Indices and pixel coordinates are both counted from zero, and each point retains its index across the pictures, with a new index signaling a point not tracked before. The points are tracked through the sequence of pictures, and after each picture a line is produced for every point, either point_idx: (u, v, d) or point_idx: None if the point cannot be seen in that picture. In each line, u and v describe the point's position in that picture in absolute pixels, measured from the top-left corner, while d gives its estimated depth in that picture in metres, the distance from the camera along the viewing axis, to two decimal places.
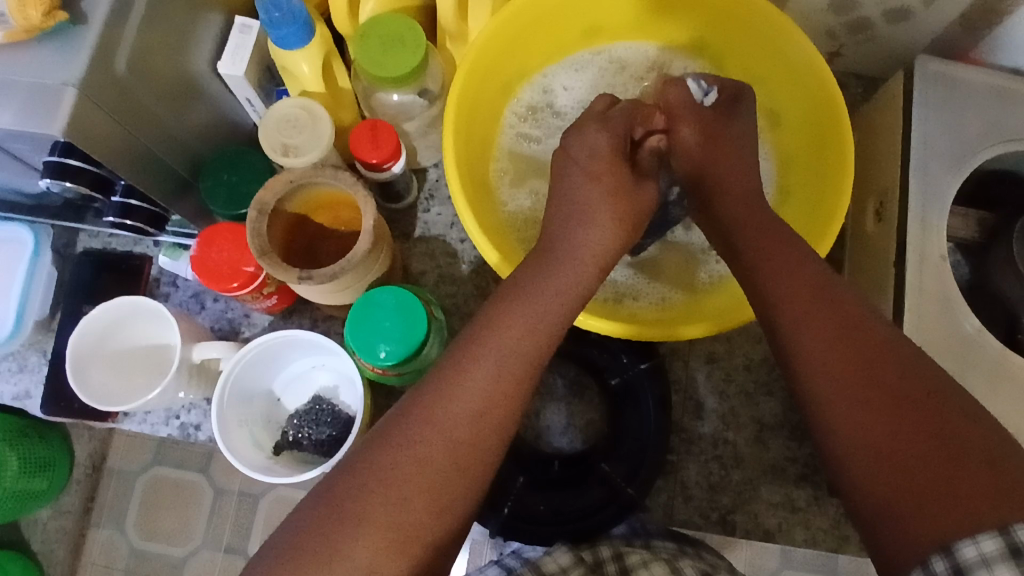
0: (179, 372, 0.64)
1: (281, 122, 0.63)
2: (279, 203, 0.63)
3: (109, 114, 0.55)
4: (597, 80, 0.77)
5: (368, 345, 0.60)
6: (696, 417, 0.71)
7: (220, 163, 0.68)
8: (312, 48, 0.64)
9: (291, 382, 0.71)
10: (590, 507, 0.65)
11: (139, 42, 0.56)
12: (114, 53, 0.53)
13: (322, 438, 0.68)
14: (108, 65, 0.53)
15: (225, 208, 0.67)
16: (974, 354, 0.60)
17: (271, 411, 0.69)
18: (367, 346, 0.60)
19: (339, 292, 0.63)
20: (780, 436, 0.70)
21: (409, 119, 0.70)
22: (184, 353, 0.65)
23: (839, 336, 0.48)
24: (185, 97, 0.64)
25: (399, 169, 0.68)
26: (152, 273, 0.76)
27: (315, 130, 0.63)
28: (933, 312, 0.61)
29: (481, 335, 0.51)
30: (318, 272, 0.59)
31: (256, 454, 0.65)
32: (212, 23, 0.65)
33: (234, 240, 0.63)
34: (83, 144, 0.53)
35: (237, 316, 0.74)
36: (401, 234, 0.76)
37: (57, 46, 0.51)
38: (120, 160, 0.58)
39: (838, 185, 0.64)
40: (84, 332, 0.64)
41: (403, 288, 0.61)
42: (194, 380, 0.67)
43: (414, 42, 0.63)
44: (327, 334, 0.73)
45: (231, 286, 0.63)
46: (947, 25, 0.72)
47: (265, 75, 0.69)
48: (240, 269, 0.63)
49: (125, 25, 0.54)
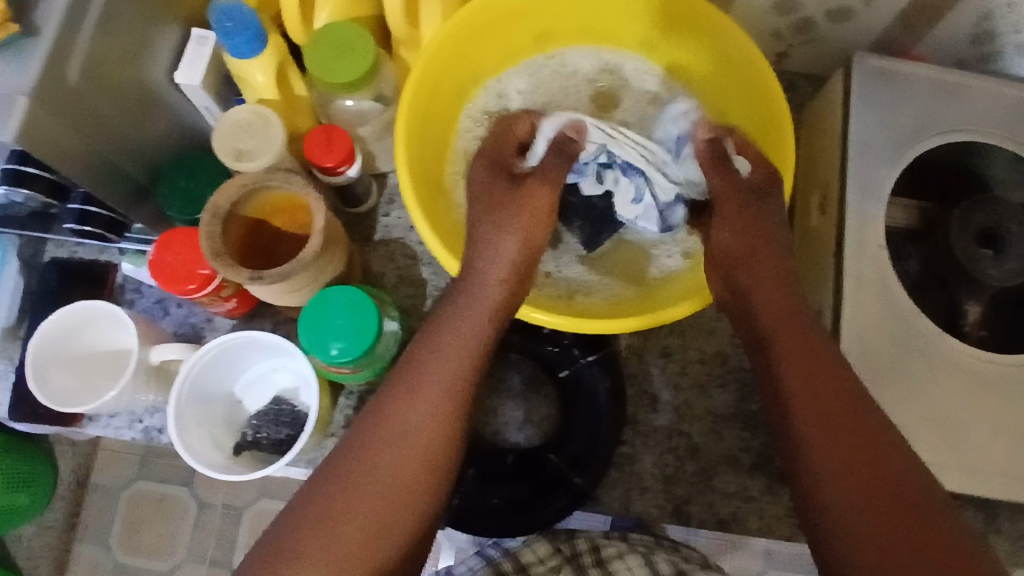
0: (136, 373, 0.65)
1: (234, 128, 0.65)
2: (234, 207, 0.64)
3: (62, 122, 0.56)
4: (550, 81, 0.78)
5: (320, 342, 0.61)
6: (651, 410, 0.72)
7: (176, 169, 0.70)
8: (264, 57, 0.66)
9: (252, 384, 0.72)
10: (545, 500, 0.66)
11: (91, 53, 0.57)
12: (65, 64, 0.55)
13: (281, 438, 0.70)
14: (60, 75, 0.55)
15: (181, 211, 0.69)
16: (911, 337, 0.62)
17: (232, 413, 0.71)
18: (320, 344, 0.61)
19: (293, 292, 0.65)
20: (734, 427, 0.72)
21: (364, 125, 0.72)
22: (142, 355, 0.66)
23: (834, 405, 0.54)
24: (143, 106, 0.66)
25: (354, 172, 0.70)
26: (116, 281, 0.78)
27: (267, 134, 0.65)
28: (870, 298, 0.63)
29: (410, 380, 0.57)
30: (270, 273, 0.60)
31: (215, 454, 0.66)
32: (169, 35, 0.67)
33: (190, 243, 0.65)
34: (37, 151, 0.55)
35: (199, 320, 0.76)
36: (361, 237, 0.78)
37: (6, 56, 0.52)
38: (74, 167, 0.60)
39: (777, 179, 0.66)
40: (44, 334, 0.65)
41: (357, 288, 0.63)
42: (153, 382, 0.68)
43: (364, 48, 0.65)
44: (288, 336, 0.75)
45: (187, 288, 0.65)
46: (888, 22, 0.74)
47: (224, 86, 0.71)
48: (195, 272, 0.64)
49: (76, 37, 0.55)
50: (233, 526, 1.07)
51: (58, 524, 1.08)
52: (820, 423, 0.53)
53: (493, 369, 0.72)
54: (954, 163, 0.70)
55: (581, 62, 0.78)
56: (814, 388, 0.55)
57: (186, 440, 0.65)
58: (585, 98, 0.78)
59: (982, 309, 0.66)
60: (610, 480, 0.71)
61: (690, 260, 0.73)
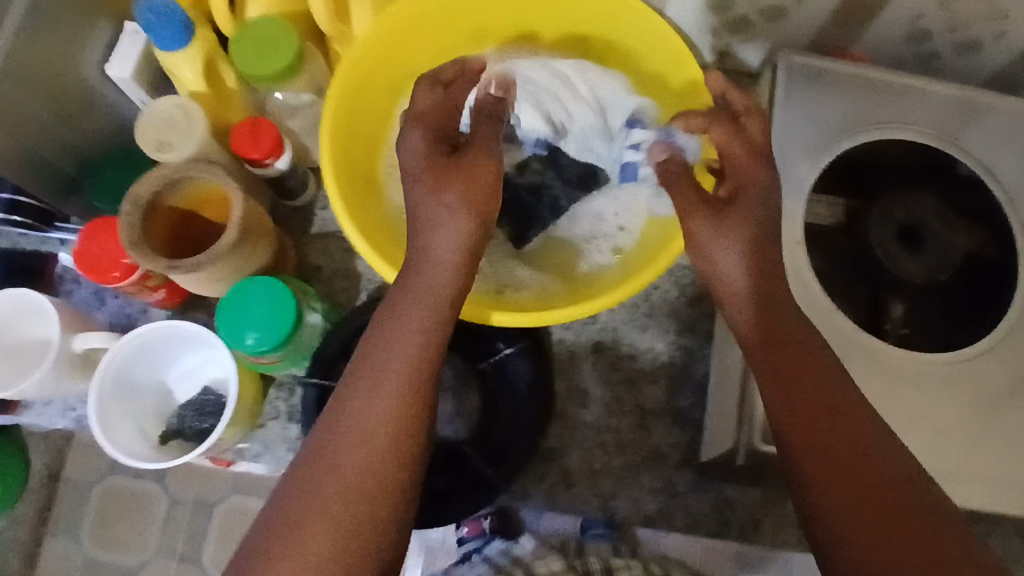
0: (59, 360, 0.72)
1: (159, 118, 0.69)
2: (157, 198, 0.68)
3: None
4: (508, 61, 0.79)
5: (235, 331, 0.68)
6: (581, 406, 0.82)
7: (105, 163, 0.77)
8: (193, 50, 0.68)
9: (182, 375, 0.78)
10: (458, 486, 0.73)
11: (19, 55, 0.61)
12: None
13: (203, 427, 0.76)
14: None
15: (107, 201, 0.76)
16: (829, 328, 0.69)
17: (162, 402, 0.77)
18: (235, 333, 0.68)
19: (216, 277, 0.71)
20: (663, 423, 0.82)
21: (292, 117, 0.77)
22: (65, 344, 0.72)
23: (851, 448, 0.52)
24: (81, 102, 0.70)
25: (281, 164, 0.75)
26: (57, 271, 0.83)
27: (191, 126, 0.69)
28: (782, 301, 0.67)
29: (360, 368, 0.55)
30: (183, 261, 0.65)
31: (139, 444, 0.72)
32: (103, 31, 0.70)
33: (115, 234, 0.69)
34: None
35: (134, 311, 0.83)
36: (299, 229, 0.85)
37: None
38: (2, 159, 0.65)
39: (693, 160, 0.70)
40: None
41: (275, 281, 0.70)
42: (77, 371, 0.75)
43: (288, 47, 0.67)
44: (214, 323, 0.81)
45: (109, 276, 0.69)
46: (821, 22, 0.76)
47: (161, 80, 0.74)
48: (118, 261, 0.68)
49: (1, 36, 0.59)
50: (203, 520, 1.03)
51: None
52: (823, 458, 0.52)
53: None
54: (875, 153, 0.78)
55: (536, 57, 0.80)
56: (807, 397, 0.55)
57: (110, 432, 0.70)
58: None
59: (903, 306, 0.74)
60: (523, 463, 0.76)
61: (618, 255, 0.78)
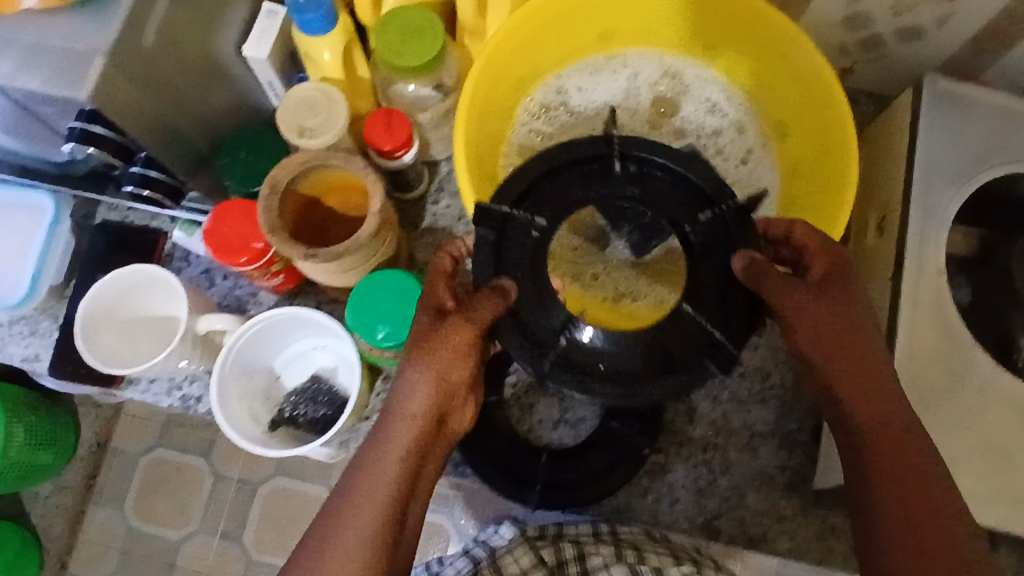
0: (183, 342, 0.65)
1: (299, 103, 0.63)
2: (291, 182, 0.63)
3: (134, 91, 0.55)
4: (605, 86, 0.76)
5: (368, 325, 0.62)
6: (688, 422, 0.73)
7: (237, 144, 0.68)
8: (335, 34, 0.64)
9: (291, 361, 0.72)
10: (601, 471, 0.69)
11: (168, 21, 0.57)
12: (140, 31, 0.54)
13: (318, 417, 0.70)
14: (136, 40, 0.54)
15: (240, 184, 0.66)
16: None
17: (271, 386, 0.71)
18: (367, 327, 0.62)
19: (335, 271, 0.63)
20: (771, 445, 0.72)
21: (422, 111, 0.71)
22: (189, 324, 0.65)
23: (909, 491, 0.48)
24: (212, 78, 0.65)
25: (411, 157, 0.69)
26: (165, 248, 0.76)
27: (332, 112, 0.62)
28: (1011, 416, 0.60)
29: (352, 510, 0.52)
30: (324, 251, 0.60)
31: (252, 427, 0.66)
32: (239, 8, 0.66)
33: (246, 215, 0.64)
34: (111, 113, 0.54)
35: (245, 294, 0.75)
36: (410, 223, 0.77)
37: (89, 13, 0.52)
38: (123, 124, 0.56)
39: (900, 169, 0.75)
40: (92, 300, 0.64)
41: (406, 271, 0.63)
42: (198, 351, 0.68)
43: (432, 33, 0.63)
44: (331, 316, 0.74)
45: (239, 261, 0.64)
46: (958, 45, 0.70)
47: (288, 62, 0.69)
48: (250, 245, 0.63)
49: (154, 5, 0.55)
50: None
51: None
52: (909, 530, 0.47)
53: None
54: None
55: (599, 84, 0.76)
56: (850, 384, 0.51)
57: (229, 413, 0.65)
58: (644, 100, 0.76)
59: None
60: (642, 487, 0.71)
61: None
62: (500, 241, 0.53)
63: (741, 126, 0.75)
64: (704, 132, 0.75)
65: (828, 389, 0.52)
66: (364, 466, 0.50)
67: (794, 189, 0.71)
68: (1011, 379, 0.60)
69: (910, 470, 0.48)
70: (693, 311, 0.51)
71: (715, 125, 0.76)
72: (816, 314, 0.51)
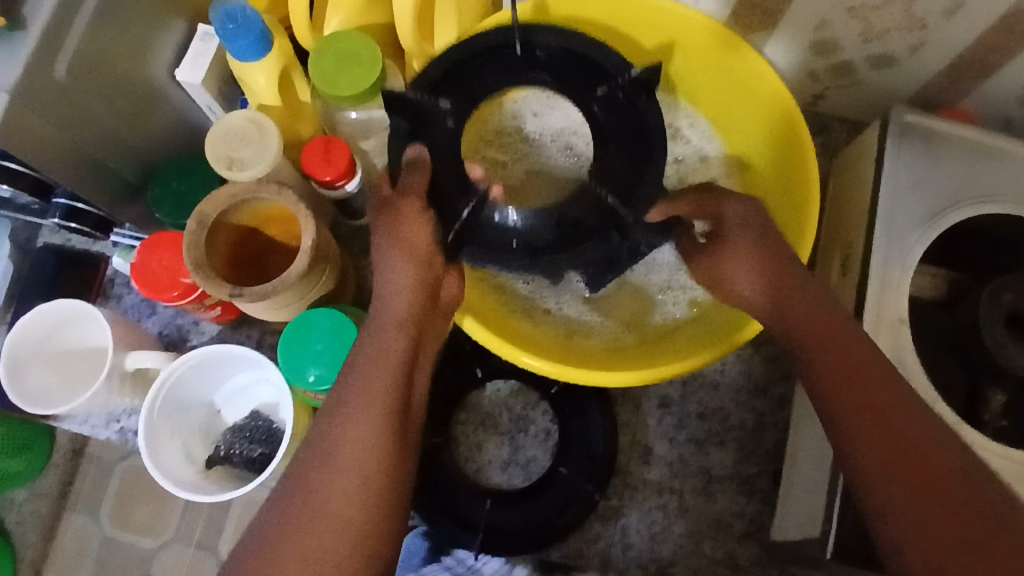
0: (110, 378, 0.63)
1: (229, 132, 0.60)
2: (221, 216, 0.61)
3: (45, 120, 0.53)
4: (562, 111, 0.74)
5: (298, 368, 0.60)
6: (643, 463, 0.70)
7: (172, 171, 0.65)
8: (269, 61, 0.62)
9: (232, 395, 0.70)
10: (547, 514, 0.67)
11: (85, 46, 0.54)
12: (53, 59, 0.52)
13: (254, 456, 0.68)
14: (45, 69, 0.51)
15: (168, 217, 0.64)
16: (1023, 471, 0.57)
17: (210, 422, 0.68)
18: (297, 369, 0.60)
19: (268, 307, 0.61)
20: (729, 489, 0.69)
21: (365, 139, 0.68)
22: (116, 360, 0.63)
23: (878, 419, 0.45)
24: (141, 103, 0.62)
25: (354, 185, 0.66)
26: (107, 273, 0.75)
27: (263, 142, 0.60)
28: None
29: None
30: (251, 290, 0.58)
31: (186, 468, 0.65)
32: (174, 30, 0.64)
33: (175, 249, 0.62)
34: (20, 145, 0.52)
35: (186, 323, 0.72)
36: (361, 251, 0.74)
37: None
38: (37, 155, 0.54)
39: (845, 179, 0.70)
40: (16, 339, 0.63)
41: (340, 311, 0.61)
42: (129, 387, 0.66)
43: (370, 64, 0.61)
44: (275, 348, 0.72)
45: (170, 295, 0.62)
46: (932, 75, 0.67)
47: (228, 85, 0.66)
48: (179, 279, 0.61)
49: (68, 31, 0.52)
50: None
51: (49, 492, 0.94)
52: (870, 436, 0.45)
53: (481, 404, 0.71)
54: None
55: (556, 110, 0.74)
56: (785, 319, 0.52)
57: (158, 454, 0.63)
58: None
59: (1006, 398, 0.60)
60: (593, 532, 0.68)
61: (696, 309, 0.68)
62: (418, 124, 0.55)
63: (703, 154, 0.72)
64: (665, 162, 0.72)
65: (785, 332, 0.52)
66: (372, 350, 0.51)
67: None
68: (975, 439, 0.57)
69: (902, 447, 0.43)
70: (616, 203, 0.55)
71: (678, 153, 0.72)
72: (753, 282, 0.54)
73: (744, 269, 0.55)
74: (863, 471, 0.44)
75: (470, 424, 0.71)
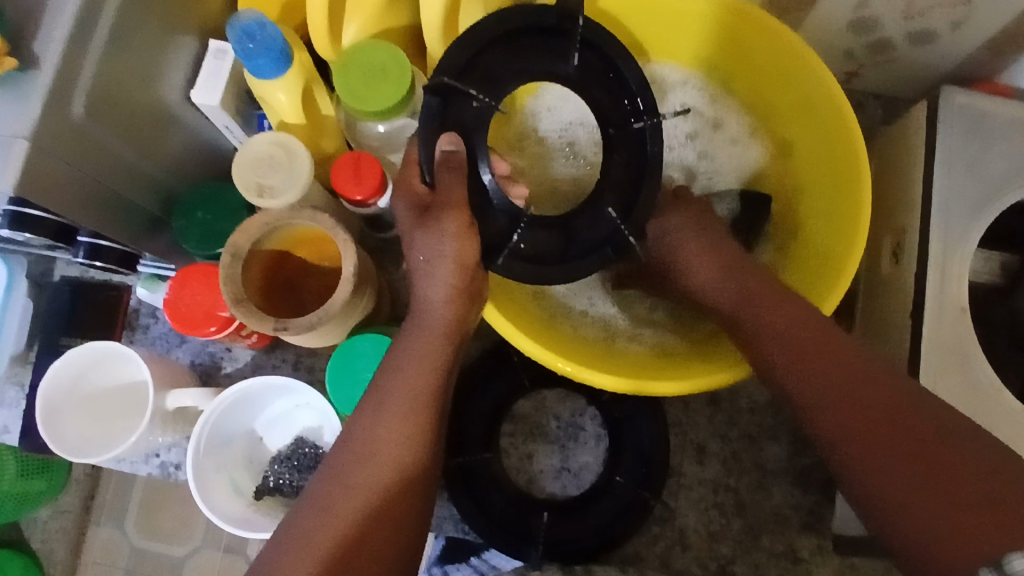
0: (152, 419, 0.61)
1: (256, 159, 0.58)
2: (254, 245, 0.58)
3: (64, 162, 0.50)
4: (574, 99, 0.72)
5: (348, 398, 0.60)
6: (696, 462, 0.69)
7: (194, 200, 0.63)
8: (290, 76, 0.58)
9: (274, 422, 0.68)
10: (605, 525, 0.66)
11: (101, 77, 0.50)
12: (70, 96, 0.48)
13: (303, 485, 0.65)
14: (62, 110, 0.48)
15: (199, 247, 0.62)
16: None
17: (253, 452, 0.67)
18: (347, 400, 0.60)
19: (310, 338, 0.58)
20: (784, 483, 0.68)
21: (393, 151, 0.65)
22: (158, 401, 0.61)
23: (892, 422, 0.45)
24: (158, 130, 0.59)
25: (385, 201, 0.64)
26: (131, 304, 0.71)
27: (292, 169, 0.58)
28: None
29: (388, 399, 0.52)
30: (295, 322, 0.56)
31: (236, 502, 0.63)
32: (186, 49, 0.60)
33: (208, 283, 0.60)
34: (41, 194, 0.49)
35: (218, 350, 0.70)
36: (391, 264, 0.71)
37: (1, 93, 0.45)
38: (58, 200, 0.51)
39: (884, 154, 0.68)
40: (53, 380, 0.60)
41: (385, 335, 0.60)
42: (170, 425, 0.64)
43: (398, 73, 0.58)
44: (311, 371, 0.70)
45: (207, 331, 0.60)
46: (975, 49, 0.64)
47: (245, 102, 0.63)
48: (215, 314, 0.60)
49: (82, 66, 0.49)
50: None
51: (74, 508, 0.99)
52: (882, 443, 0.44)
53: (530, 414, 0.70)
54: None
55: (568, 102, 0.73)
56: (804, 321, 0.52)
57: (207, 492, 0.61)
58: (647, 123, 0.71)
59: None
60: (651, 536, 0.67)
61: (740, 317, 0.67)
62: (445, 112, 0.54)
63: (717, 121, 0.72)
64: (679, 137, 0.72)
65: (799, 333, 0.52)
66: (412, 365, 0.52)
67: (810, 209, 0.66)
68: None
69: (893, 424, 0.44)
70: (617, 216, 0.56)
71: (692, 128, 0.72)
72: (712, 281, 0.59)
73: (704, 265, 0.60)
74: (842, 450, 0.46)
75: (518, 436, 0.70)
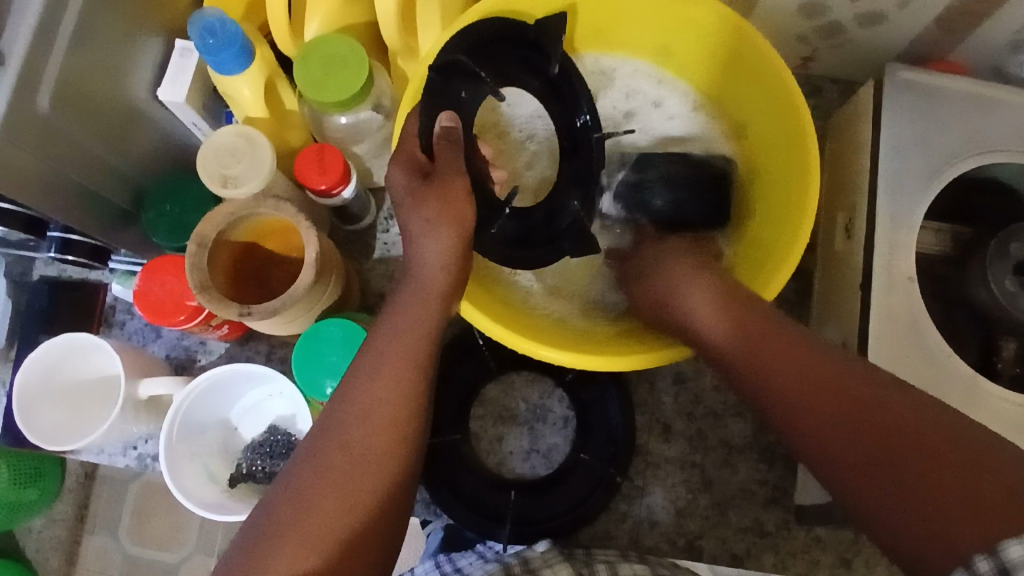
0: (125, 408, 0.62)
1: (219, 150, 0.60)
2: (220, 234, 0.60)
3: (32, 154, 0.52)
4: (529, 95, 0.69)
5: (315, 381, 0.61)
6: (663, 440, 0.70)
7: (163, 196, 0.65)
8: (252, 71, 0.60)
9: (248, 410, 0.69)
10: (575, 502, 0.67)
11: (66, 72, 0.52)
12: (35, 89, 0.50)
13: (276, 471, 0.67)
14: (28, 103, 0.50)
15: (168, 238, 0.65)
16: None
17: (228, 440, 0.68)
18: (315, 384, 0.61)
19: (276, 322, 0.60)
20: (749, 458, 0.70)
21: (358, 143, 0.67)
22: (130, 390, 0.63)
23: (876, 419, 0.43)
24: (126, 126, 0.61)
25: (349, 192, 0.65)
26: (106, 301, 0.73)
27: (254, 158, 0.60)
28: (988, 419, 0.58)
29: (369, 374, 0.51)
30: (259, 307, 0.57)
31: (209, 489, 0.64)
32: (151, 48, 0.62)
33: (177, 273, 0.62)
34: (9, 184, 0.50)
35: (193, 343, 0.72)
36: (360, 255, 0.73)
37: None
38: (27, 191, 0.52)
39: (838, 134, 0.69)
40: (31, 367, 0.62)
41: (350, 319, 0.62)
42: (144, 414, 0.66)
43: (356, 64, 0.60)
44: (284, 361, 0.72)
45: (177, 319, 0.62)
46: (921, 28, 0.66)
47: (211, 98, 0.65)
48: (184, 303, 0.61)
49: (47, 61, 0.51)
50: None
51: (67, 517, 0.98)
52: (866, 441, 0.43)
53: (498, 397, 0.72)
54: None
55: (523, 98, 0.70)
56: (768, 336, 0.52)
57: (179, 479, 0.62)
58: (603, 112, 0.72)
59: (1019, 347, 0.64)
60: (620, 513, 0.69)
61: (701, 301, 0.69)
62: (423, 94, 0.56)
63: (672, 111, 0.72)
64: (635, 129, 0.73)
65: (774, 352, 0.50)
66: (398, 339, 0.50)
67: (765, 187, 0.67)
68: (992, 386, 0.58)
69: (875, 420, 0.43)
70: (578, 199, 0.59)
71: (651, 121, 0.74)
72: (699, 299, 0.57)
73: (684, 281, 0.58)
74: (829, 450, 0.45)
75: (488, 417, 0.71)
